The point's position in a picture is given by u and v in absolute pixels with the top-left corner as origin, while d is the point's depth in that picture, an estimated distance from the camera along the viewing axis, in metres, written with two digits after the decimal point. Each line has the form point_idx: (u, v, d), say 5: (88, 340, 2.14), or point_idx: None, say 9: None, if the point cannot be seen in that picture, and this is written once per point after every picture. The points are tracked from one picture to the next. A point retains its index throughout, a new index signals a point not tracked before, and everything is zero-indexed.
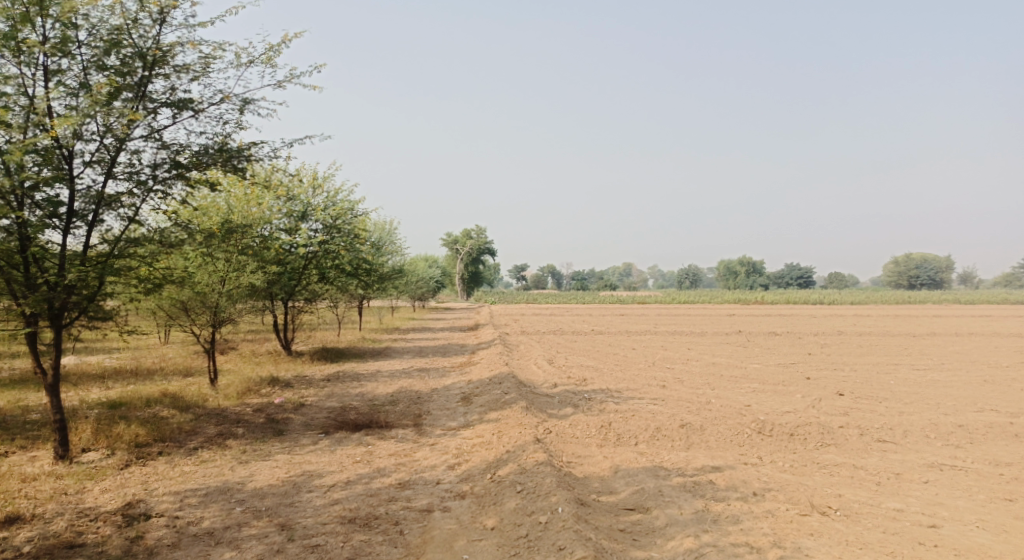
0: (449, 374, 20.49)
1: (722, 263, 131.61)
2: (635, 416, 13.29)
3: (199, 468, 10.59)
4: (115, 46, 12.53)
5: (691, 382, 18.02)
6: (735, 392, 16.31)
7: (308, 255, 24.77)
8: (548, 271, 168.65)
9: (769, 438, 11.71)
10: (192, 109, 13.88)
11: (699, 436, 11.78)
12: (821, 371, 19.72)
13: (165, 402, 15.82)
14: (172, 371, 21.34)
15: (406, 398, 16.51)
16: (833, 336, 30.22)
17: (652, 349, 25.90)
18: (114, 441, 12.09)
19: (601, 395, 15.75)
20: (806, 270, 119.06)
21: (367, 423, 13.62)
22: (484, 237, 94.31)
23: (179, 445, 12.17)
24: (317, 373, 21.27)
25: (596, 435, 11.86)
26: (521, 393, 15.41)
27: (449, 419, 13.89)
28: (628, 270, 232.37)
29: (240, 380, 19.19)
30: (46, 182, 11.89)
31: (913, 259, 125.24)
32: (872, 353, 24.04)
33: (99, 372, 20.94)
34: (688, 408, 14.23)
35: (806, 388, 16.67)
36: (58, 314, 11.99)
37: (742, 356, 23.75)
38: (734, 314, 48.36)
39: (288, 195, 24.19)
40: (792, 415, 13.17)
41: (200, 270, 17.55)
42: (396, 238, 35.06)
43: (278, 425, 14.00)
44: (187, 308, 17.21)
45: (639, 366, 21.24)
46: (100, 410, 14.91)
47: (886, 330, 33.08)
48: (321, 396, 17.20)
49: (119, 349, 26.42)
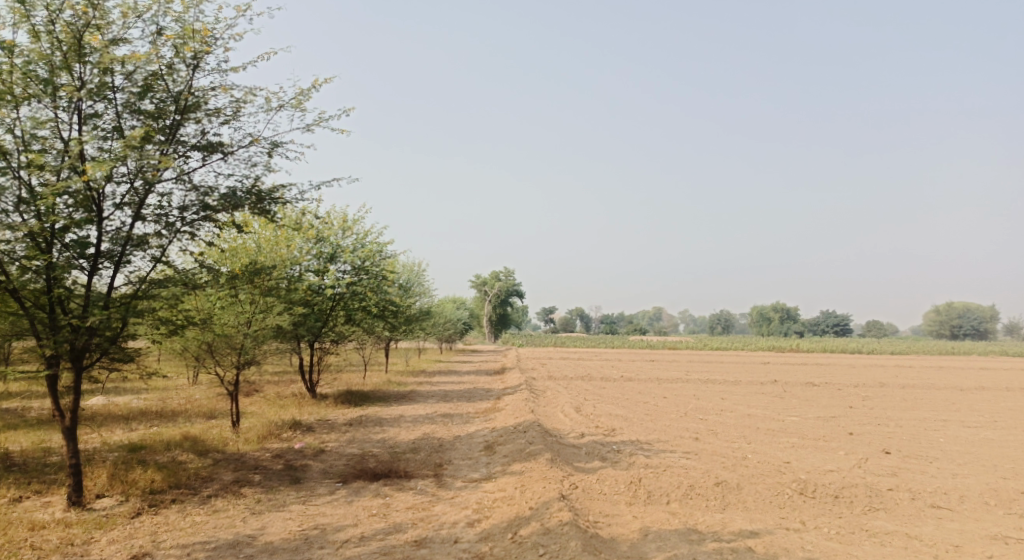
0: (474, 421, 20.00)
1: (755, 309, 129.74)
2: (667, 471, 12.68)
3: (211, 518, 10.22)
4: (150, 90, 12.48)
5: (726, 435, 17.31)
6: (772, 447, 15.59)
7: (335, 297, 24.61)
8: (577, 315, 167.80)
9: (811, 500, 11.07)
10: (223, 152, 13.79)
11: (735, 496, 11.15)
12: (863, 426, 18.85)
13: (185, 445, 15.53)
14: (196, 413, 21.12)
15: (428, 446, 16.04)
16: (875, 388, 29.12)
17: (684, 398, 25.14)
18: (129, 487, 11.77)
19: (631, 447, 15.15)
20: (842, 317, 116.76)
21: (387, 472, 13.18)
22: (513, 280, 94.09)
23: (194, 492, 11.81)
24: (340, 417, 20.90)
25: (625, 492, 11.29)
26: (547, 443, 14.89)
27: (472, 470, 13.41)
28: (658, 315, 230.30)
29: (262, 423, 18.88)
30: (76, 224, 11.73)
31: (954, 308, 122.21)
32: (917, 407, 23.02)
33: (124, 412, 20.78)
34: (722, 463, 13.56)
35: (848, 445, 15.88)
36: (80, 355, 11.73)
37: (779, 407, 22.89)
38: (769, 363, 47.10)
39: (317, 236, 24.15)
40: (835, 475, 12.47)
41: (226, 311, 17.36)
42: (425, 279, 34.87)
43: (296, 472, 13.62)
44: (212, 350, 17.11)
45: (670, 416, 20.53)
46: (119, 454, 14.66)
47: (930, 382, 31.85)
48: (343, 442, 16.80)
49: (146, 389, 26.33)
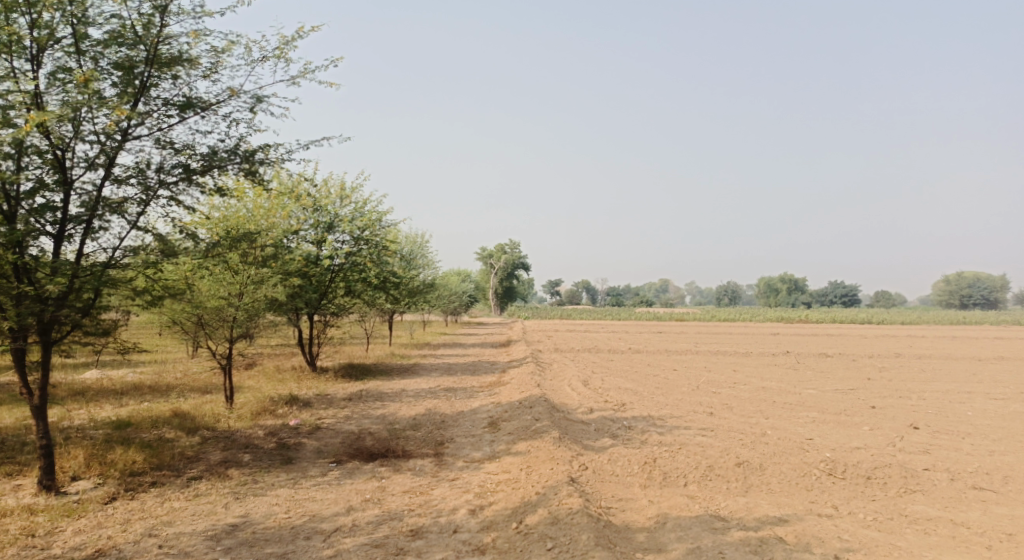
0: (478, 395, 19.20)
1: (763, 280, 128.57)
2: (683, 450, 11.86)
3: (190, 504, 9.44)
4: (118, 39, 11.44)
5: (742, 409, 16.47)
6: (792, 422, 14.74)
7: (334, 268, 23.80)
8: (584, 287, 167.25)
9: (842, 481, 10.26)
10: (202, 108, 12.76)
11: (759, 477, 10.33)
12: (884, 399, 17.99)
13: (173, 423, 14.76)
14: (192, 387, 20.38)
15: (430, 423, 15.25)
16: (891, 359, 28.23)
17: (695, 371, 24.30)
18: (106, 469, 11.00)
19: (643, 423, 14.33)
20: (850, 288, 115.82)
21: (384, 451, 12.37)
22: (518, 252, 93.18)
23: (176, 474, 11.04)
24: (340, 392, 20.12)
25: (639, 474, 10.46)
26: (555, 419, 14.08)
27: (475, 448, 12.62)
28: (665, 286, 229.36)
29: (257, 398, 18.11)
30: (39, 185, 10.83)
31: (964, 278, 120.94)
32: (937, 379, 22.13)
33: (116, 387, 20.06)
34: (741, 441, 12.71)
35: (873, 419, 15.02)
36: (49, 328, 10.89)
37: (794, 379, 22.03)
38: (780, 334, 46.27)
39: (314, 205, 23.24)
40: (863, 454, 11.64)
41: (216, 283, 16.52)
42: (428, 251, 33.95)
43: (288, 450, 12.85)
44: (203, 323, 16.42)
45: (682, 389, 19.70)
46: (104, 432, 13.90)
47: (946, 353, 30.97)
48: (340, 418, 16.01)
49: (143, 363, 25.61)
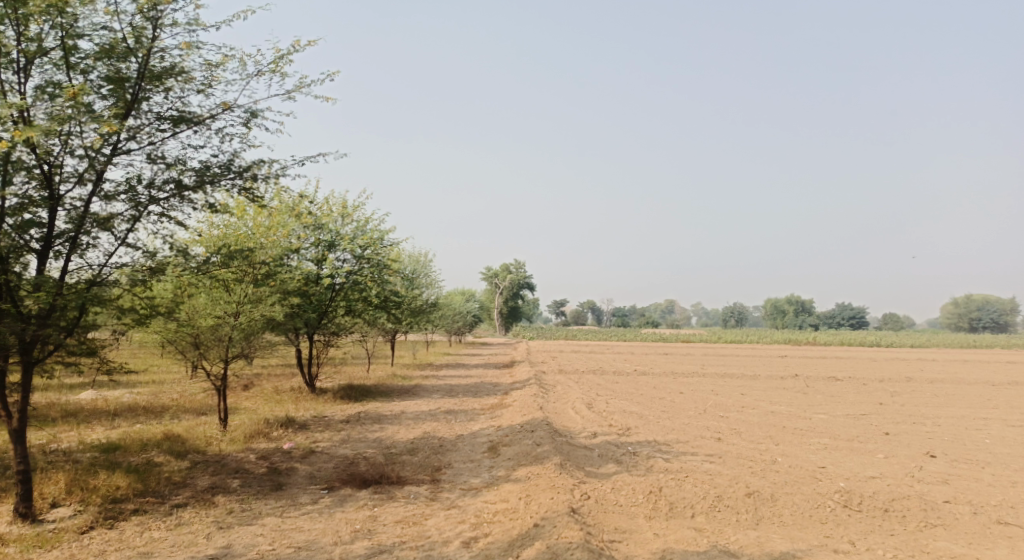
0: (479, 418, 18.70)
1: (770, 301, 127.82)
2: (690, 477, 11.35)
3: (171, 533, 8.99)
4: (109, 51, 11.12)
5: (751, 435, 15.94)
6: (803, 449, 14.22)
7: (335, 287, 23.42)
8: (589, 307, 166.81)
9: (858, 514, 9.78)
10: (195, 122, 12.44)
11: (770, 509, 9.84)
12: (897, 425, 17.44)
13: (164, 445, 14.32)
14: (187, 409, 19.94)
15: (428, 447, 14.77)
16: (902, 383, 27.62)
17: (702, 393, 23.76)
18: (88, 495, 10.55)
19: (648, 449, 13.83)
20: (857, 310, 115.07)
21: (378, 477, 11.89)
22: (523, 272, 92.87)
23: (160, 501, 10.58)
24: (338, 414, 19.66)
25: (644, 504, 9.95)
26: (557, 443, 13.59)
27: (473, 475, 12.14)
28: (671, 307, 228.62)
29: (252, 420, 17.65)
30: (25, 200, 10.48)
31: (972, 301, 120.02)
32: (951, 404, 21.58)
33: (110, 407, 19.63)
34: (750, 469, 12.20)
35: (887, 447, 14.50)
36: (31, 348, 10.49)
37: (803, 403, 21.49)
38: (787, 356, 45.70)
39: (315, 223, 22.91)
40: (878, 484, 11.13)
41: (211, 302, 16.13)
42: (431, 270, 33.56)
43: (280, 476, 12.38)
44: (198, 343, 16.01)
45: (688, 413, 19.18)
46: (92, 455, 13.46)
47: (958, 377, 30.35)
48: (335, 441, 15.54)
49: (140, 383, 25.20)
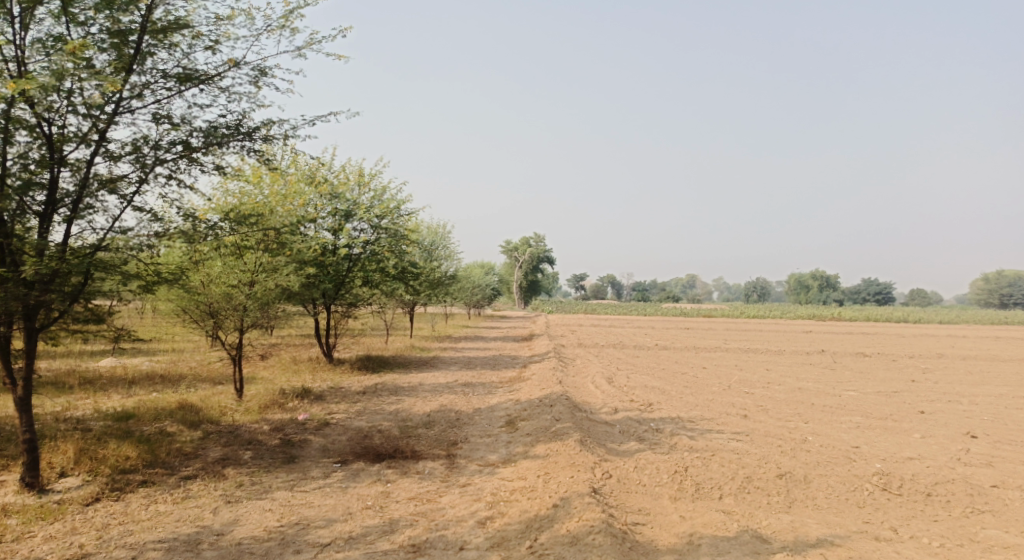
0: (498, 391, 18.29)
1: (793, 277, 126.18)
2: (717, 457, 10.85)
3: (177, 508, 8.65)
4: (111, 4, 10.66)
5: (778, 412, 15.41)
6: (834, 428, 13.67)
7: (352, 258, 23.01)
8: (610, 281, 165.90)
9: (897, 498, 9.27)
10: (202, 79, 11.99)
11: (803, 492, 9.34)
12: (932, 403, 16.79)
13: (177, 415, 14.05)
14: (203, 378, 19.72)
15: (445, 420, 14.38)
16: (933, 360, 26.89)
17: (726, 369, 23.19)
18: (96, 465, 10.26)
19: (673, 426, 13.34)
20: (884, 286, 113.34)
21: (392, 452, 11.52)
22: (543, 245, 92.23)
23: (169, 473, 10.28)
24: (355, 385, 19.36)
25: (669, 484, 9.48)
26: (577, 419, 13.15)
27: (490, 450, 11.74)
28: (692, 282, 226.98)
29: (268, 391, 17.36)
30: (26, 160, 10.12)
31: (1001, 277, 117.76)
32: (987, 382, 20.81)
33: (127, 375, 19.46)
34: (780, 448, 11.67)
35: (922, 426, 13.89)
36: (34, 314, 10.17)
37: (831, 380, 20.87)
38: (814, 332, 44.79)
39: (331, 192, 22.47)
40: (916, 466, 10.58)
41: (226, 271, 15.73)
42: (450, 242, 33.07)
43: (293, 448, 12.05)
44: (213, 312, 15.66)
45: (712, 389, 18.65)
46: (104, 424, 13.21)
47: (991, 354, 29.46)
48: (351, 414, 15.19)
49: (158, 352, 25.04)
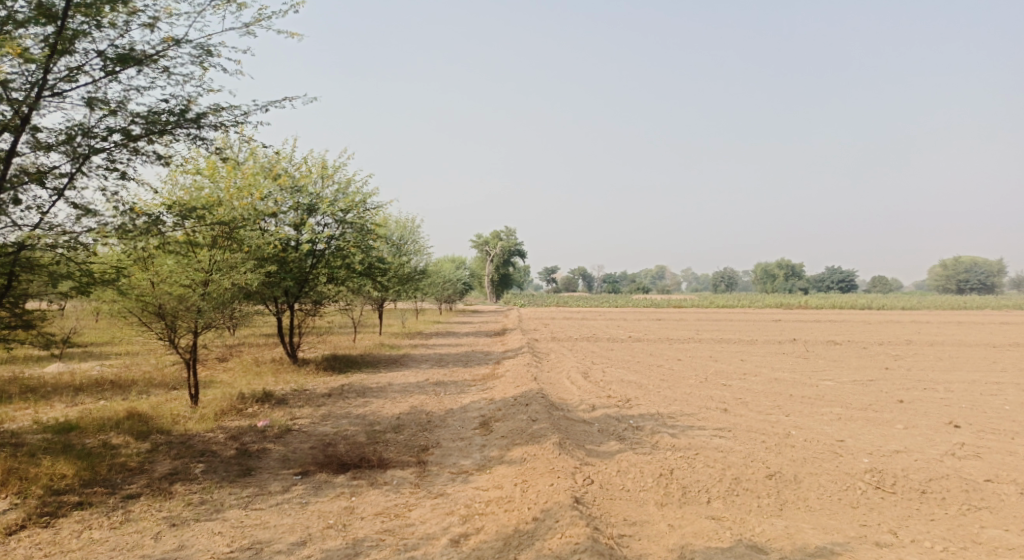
0: (469, 390, 17.59)
1: (759, 266, 127.15)
2: (702, 457, 10.26)
3: (115, 534, 8.11)
4: None
5: (759, 405, 14.92)
6: (818, 420, 13.19)
7: (315, 254, 22.11)
8: (580, 274, 166.15)
9: (893, 496, 8.78)
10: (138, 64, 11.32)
11: (794, 492, 8.79)
12: (910, 392, 16.44)
13: (127, 425, 13.18)
14: (158, 383, 18.75)
15: (414, 423, 13.64)
16: (904, 346, 26.77)
17: (702, 360, 22.70)
18: (27, 486, 9.43)
19: (653, 423, 12.76)
20: (848, 273, 114.76)
21: (357, 460, 10.77)
22: (512, 239, 91.66)
23: (109, 492, 9.45)
24: (320, 387, 18.54)
25: (654, 488, 8.89)
26: (553, 418, 12.50)
27: (463, 455, 11.04)
28: (661, 273, 228.29)
29: (227, 395, 16.46)
30: None
31: (961, 262, 119.87)
32: (959, 368, 20.62)
33: (76, 382, 18.41)
34: (766, 445, 11.12)
35: (904, 416, 13.49)
36: None
37: (807, 370, 20.48)
38: (782, 321, 44.78)
39: (292, 185, 21.52)
40: (909, 461, 10.09)
41: (180, 272, 14.86)
42: (419, 236, 32.19)
43: (250, 459, 11.25)
44: (164, 314, 14.76)
45: (689, 382, 18.14)
46: (44, 438, 12.30)
47: (957, 339, 29.50)
48: (315, 418, 14.39)
49: (113, 356, 23.88)
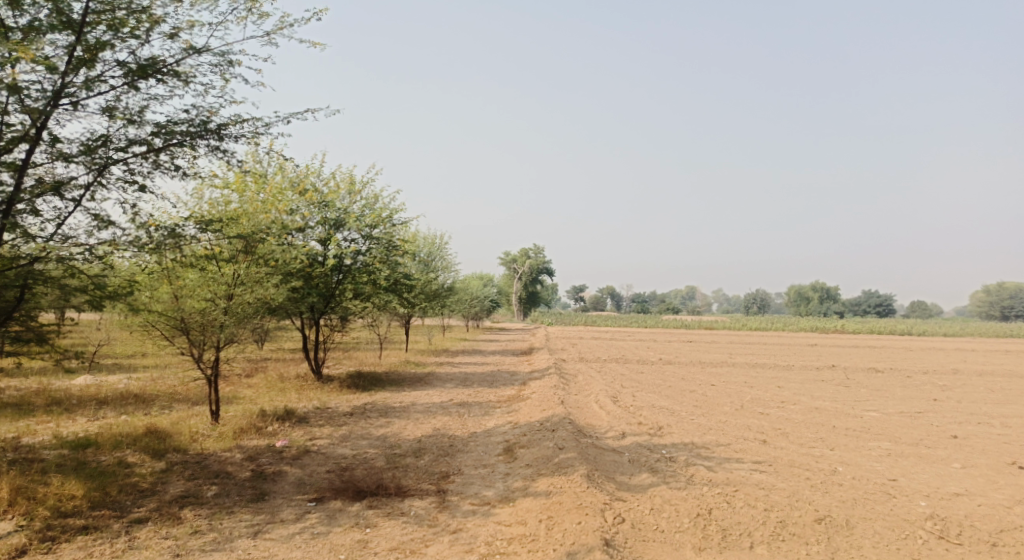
0: (494, 412, 16.98)
1: (793, 288, 124.94)
2: (743, 494, 9.55)
3: None
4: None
5: (799, 437, 14.11)
6: (865, 456, 12.37)
7: (341, 270, 21.74)
8: (609, 293, 164.97)
9: (957, 548, 8.03)
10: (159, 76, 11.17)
11: (846, 539, 8.10)
12: (962, 426, 15.50)
13: (144, 441, 12.82)
14: (181, 398, 18.45)
15: (435, 448, 13.07)
16: (951, 375, 25.61)
17: (737, 386, 21.85)
18: (34, 507, 9.04)
19: (687, 454, 12.04)
20: (885, 297, 112.30)
21: (375, 487, 10.25)
22: (542, 257, 91.07)
23: (117, 515, 9.03)
24: (343, 405, 18.10)
25: (691, 529, 8.24)
26: (581, 446, 11.87)
27: (486, 485, 10.46)
28: (692, 294, 225.95)
29: (247, 412, 16.07)
30: None
31: (1004, 288, 116.63)
32: (1012, 401, 19.54)
33: (99, 395, 18.17)
34: (810, 482, 10.37)
35: (959, 453, 12.61)
36: None
37: (849, 399, 19.53)
38: (819, 345, 43.54)
39: (319, 199, 21.23)
40: (971, 506, 9.29)
41: (202, 287, 14.55)
42: (446, 252, 31.77)
43: (265, 482, 10.79)
44: (185, 329, 14.45)
45: (724, 409, 17.35)
46: (58, 454, 11.96)
47: (1008, 369, 28.20)
48: (334, 439, 13.92)
49: (139, 369, 23.68)
